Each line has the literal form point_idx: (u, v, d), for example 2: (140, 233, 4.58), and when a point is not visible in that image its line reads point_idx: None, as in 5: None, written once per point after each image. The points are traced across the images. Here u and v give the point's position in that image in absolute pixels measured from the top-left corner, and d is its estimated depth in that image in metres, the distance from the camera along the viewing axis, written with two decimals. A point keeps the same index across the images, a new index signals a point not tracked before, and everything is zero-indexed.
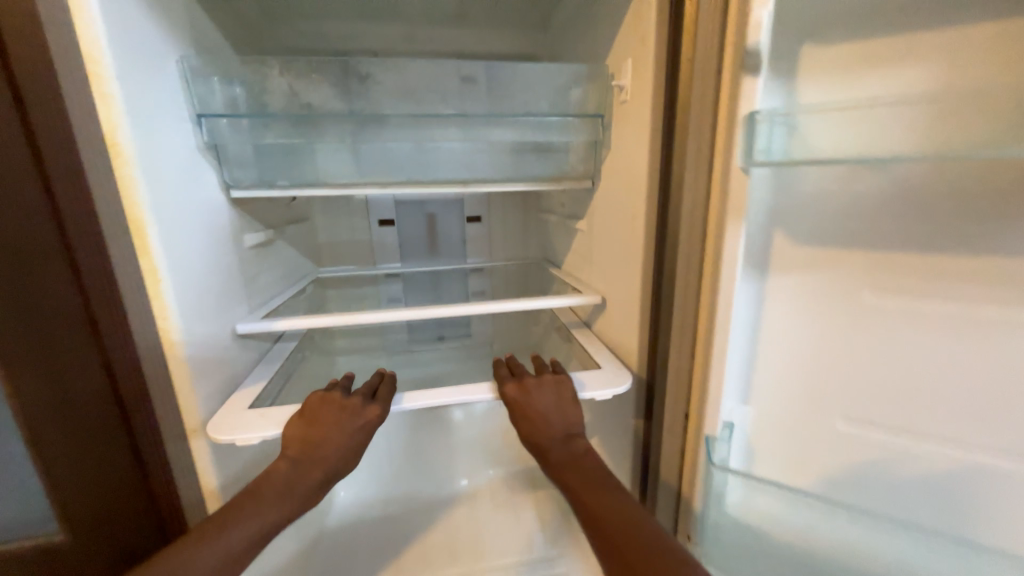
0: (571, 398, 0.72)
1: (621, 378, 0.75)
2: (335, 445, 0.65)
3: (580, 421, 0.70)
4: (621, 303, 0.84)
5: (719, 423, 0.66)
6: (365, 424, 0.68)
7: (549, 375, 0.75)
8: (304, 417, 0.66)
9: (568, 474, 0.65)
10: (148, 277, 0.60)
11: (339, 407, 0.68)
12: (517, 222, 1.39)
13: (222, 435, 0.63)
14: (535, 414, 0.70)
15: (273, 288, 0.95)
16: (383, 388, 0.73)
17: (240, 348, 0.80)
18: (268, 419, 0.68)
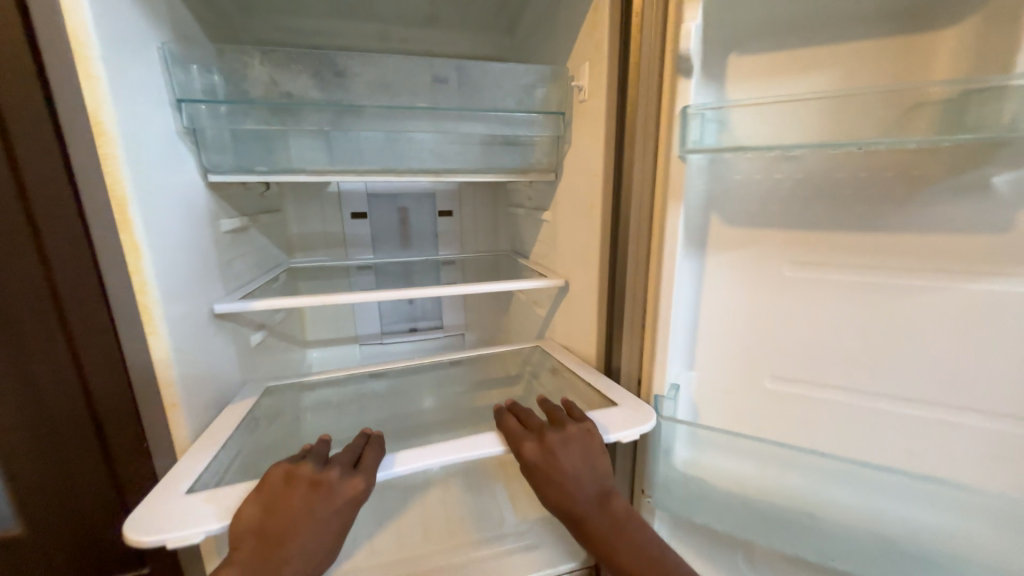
0: (600, 452, 0.68)
1: (645, 418, 0.72)
2: (302, 540, 0.59)
3: (611, 475, 0.68)
4: (581, 283, 0.92)
5: (665, 384, 0.76)
6: (346, 504, 0.63)
7: (571, 428, 0.70)
8: (260, 504, 0.60)
9: (612, 541, 0.64)
10: (129, 252, 0.63)
11: (310, 486, 0.62)
12: (487, 216, 1.45)
13: (146, 537, 0.55)
14: (564, 479, 0.65)
15: (248, 274, 0.98)
16: (367, 456, 0.69)
17: (218, 331, 0.84)
18: (211, 505, 0.60)
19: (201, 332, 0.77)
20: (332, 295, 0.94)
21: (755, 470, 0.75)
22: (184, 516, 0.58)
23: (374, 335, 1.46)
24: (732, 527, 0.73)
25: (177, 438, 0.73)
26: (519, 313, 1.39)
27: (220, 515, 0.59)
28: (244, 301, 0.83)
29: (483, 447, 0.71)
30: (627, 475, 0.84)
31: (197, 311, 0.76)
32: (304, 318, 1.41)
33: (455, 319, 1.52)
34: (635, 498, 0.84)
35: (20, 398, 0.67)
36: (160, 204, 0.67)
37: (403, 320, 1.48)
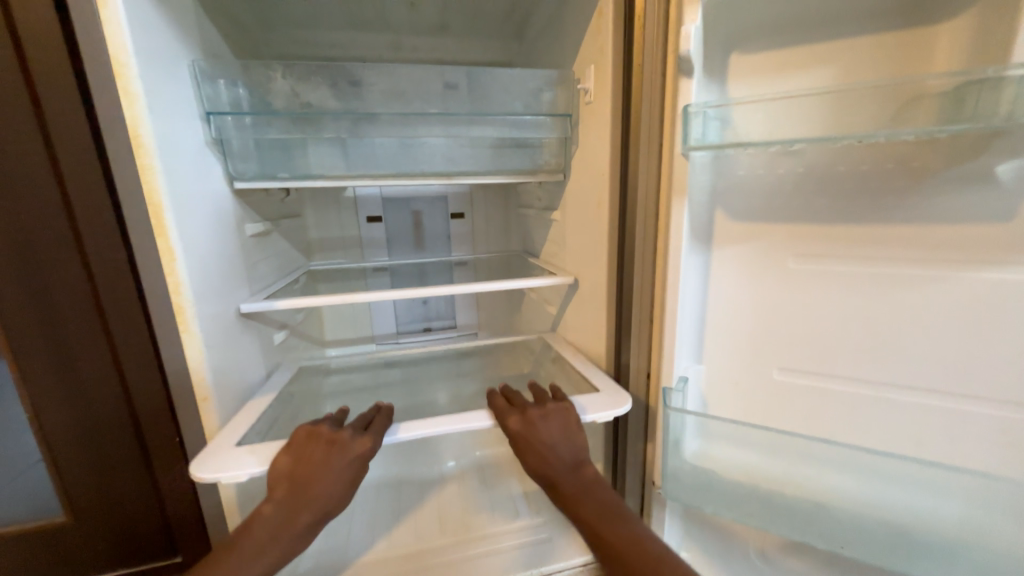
0: (575, 425, 0.76)
1: (621, 402, 0.79)
2: (325, 483, 0.68)
3: (586, 447, 0.75)
4: (590, 280, 0.94)
5: (674, 376, 0.77)
6: (354, 461, 0.71)
7: (551, 405, 0.79)
8: (290, 455, 0.69)
9: (579, 501, 0.69)
10: (164, 255, 0.68)
11: (328, 443, 0.72)
12: (498, 217, 1.48)
13: (204, 475, 0.66)
14: (541, 445, 0.74)
15: (271, 276, 1.02)
16: (376, 420, 0.78)
17: (245, 330, 0.88)
18: (255, 455, 0.70)
19: (230, 331, 0.82)
20: (351, 295, 0.98)
21: (765, 462, 0.76)
22: (233, 461, 0.69)
23: (389, 334, 1.50)
24: (738, 515, 0.75)
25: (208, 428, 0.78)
26: (530, 311, 1.42)
27: (262, 461, 0.69)
28: (268, 302, 0.87)
29: (475, 421, 0.79)
30: (638, 466, 0.86)
31: (225, 311, 0.81)
32: (323, 318, 1.45)
33: (468, 318, 1.55)
34: (646, 489, 0.85)
35: (68, 393, 0.72)
36: (193, 210, 0.72)
37: (418, 320, 1.52)
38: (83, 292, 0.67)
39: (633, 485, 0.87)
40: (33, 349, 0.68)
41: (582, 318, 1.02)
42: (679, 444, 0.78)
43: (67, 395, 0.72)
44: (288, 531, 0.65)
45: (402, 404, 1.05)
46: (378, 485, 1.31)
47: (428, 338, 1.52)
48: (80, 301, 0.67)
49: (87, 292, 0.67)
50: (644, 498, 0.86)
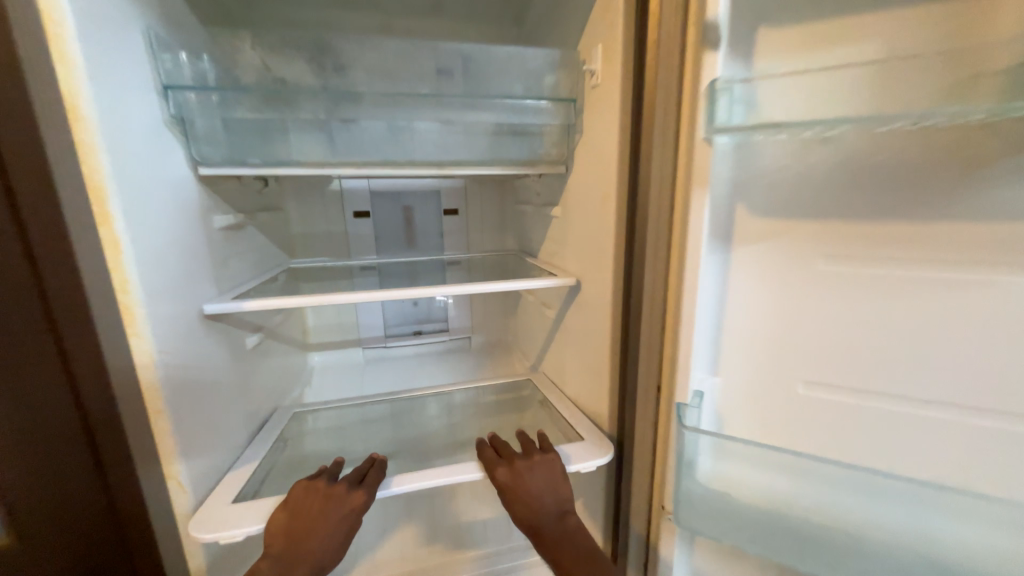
0: (560, 476, 0.80)
1: (600, 452, 0.83)
2: (321, 538, 0.71)
3: (570, 497, 0.79)
4: (594, 282, 0.86)
5: (689, 391, 0.69)
6: (350, 513, 0.75)
7: (537, 456, 0.82)
8: (288, 511, 0.73)
9: (562, 551, 0.72)
10: (109, 248, 0.58)
11: (324, 497, 0.76)
12: (493, 214, 1.40)
13: (206, 533, 0.68)
14: (528, 496, 0.77)
15: (245, 274, 0.93)
16: (371, 474, 0.82)
17: (209, 333, 0.79)
18: (254, 513, 0.73)
19: (189, 334, 0.73)
20: (329, 295, 0.88)
21: (787, 488, 0.69)
22: (235, 518, 0.71)
23: (377, 338, 1.41)
24: (762, 550, 0.67)
25: (162, 448, 0.68)
26: (526, 315, 1.34)
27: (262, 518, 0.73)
28: (236, 302, 0.78)
29: (463, 473, 0.82)
30: (645, 489, 0.77)
31: (185, 312, 0.71)
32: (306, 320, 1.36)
33: (460, 322, 1.47)
34: (655, 514, 0.77)
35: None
36: (145, 196, 0.63)
37: (408, 324, 1.44)
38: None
39: (640, 509, 0.79)
40: None
41: (583, 324, 0.93)
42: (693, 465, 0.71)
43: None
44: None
45: (392, 438, 1.08)
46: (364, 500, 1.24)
47: (418, 343, 1.43)
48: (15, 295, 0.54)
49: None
50: (652, 524, 0.78)
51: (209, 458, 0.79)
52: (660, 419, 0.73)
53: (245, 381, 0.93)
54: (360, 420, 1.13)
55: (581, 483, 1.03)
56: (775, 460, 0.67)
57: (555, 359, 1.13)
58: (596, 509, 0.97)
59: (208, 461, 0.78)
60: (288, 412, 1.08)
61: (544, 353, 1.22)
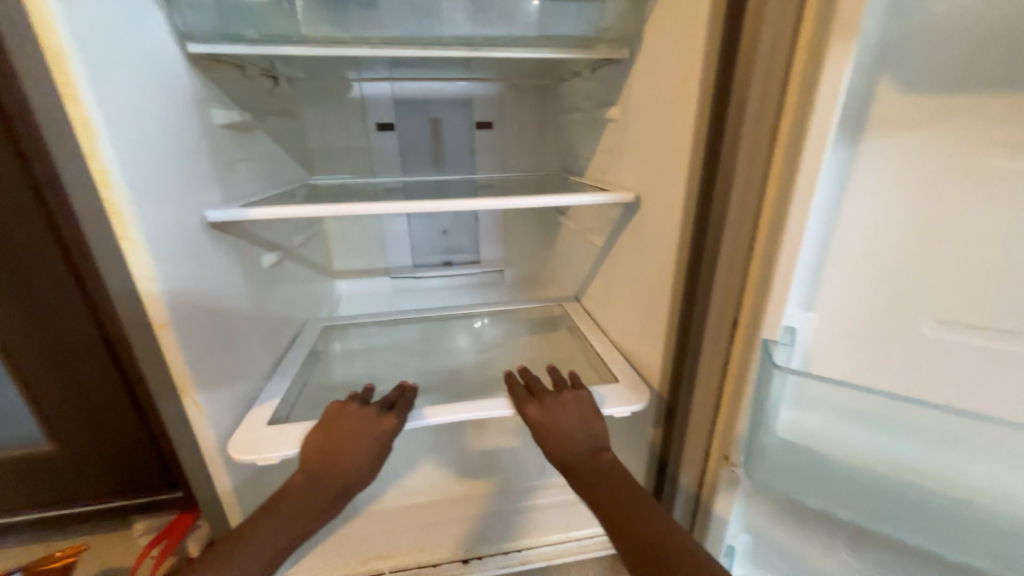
0: (593, 413, 0.72)
1: (638, 397, 0.76)
2: (351, 459, 0.67)
3: (606, 434, 0.70)
4: (660, 196, 0.70)
5: (781, 327, 0.55)
6: (379, 437, 0.69)
7: (568, 392, 0.74)
8: (321, 430, 0.68)
9: (597, 490, 0.65)
10: (80, 129, 0.48)
11: (355, 419, 0.69)
12: (532, 128, 1.22)
13: (244, 456, 0.66)
14: (559, 433, 0.69)
15: (256, 184, 0.83)
16: (401, 402, 0.74)
17: (218, 245, 0.70)
18: (285, 434, 0.70)
19: (193, 245, 0.64)
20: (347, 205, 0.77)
21: (905, 451, 0.56)
22: (268, 442, 0.69)
23: (405, 268, 1.33)
24: (856, 516, 0.56)
25: (172, 364, 0.62)
26: (567, 245, 1.21)
27: (294, 442, 0.69)
28: (242, 209, 0.69)
29: (492, 409, 0.76)
30: (704, 436, 0.67)
31: (183, 219, 0.62)
32: (330, 246, 1.28)
33: (493, 252, 1.35)
34: (713, 464, 0.67)
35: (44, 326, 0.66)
36: (120, 71, 0.52)
37: (437, 254, 1.33)
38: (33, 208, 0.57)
39: (694, 457, 0.70)
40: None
41: (637, 249, 0.80)
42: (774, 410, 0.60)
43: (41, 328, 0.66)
44: (320, 503, 0.65)
45: (417, 372, 1.01)
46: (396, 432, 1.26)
47: (447, 274, 1.34)
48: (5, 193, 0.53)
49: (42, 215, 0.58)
50: (708, 474, 0.69)
51: (229, 382, 0.73)
52: (734, 359, 0.61)
53: (263, 302, 0.86)
54: (387, 346, 1.08)
55: (622, 425, 0.94)
56: (880, 410, 0.55)
57: (599, 292, 1.01)
58: (637, 452, 0.89)
59: (230, 381, 0.73)
60: (314, 331, 1.04)
61: (585, 285, 1.10)
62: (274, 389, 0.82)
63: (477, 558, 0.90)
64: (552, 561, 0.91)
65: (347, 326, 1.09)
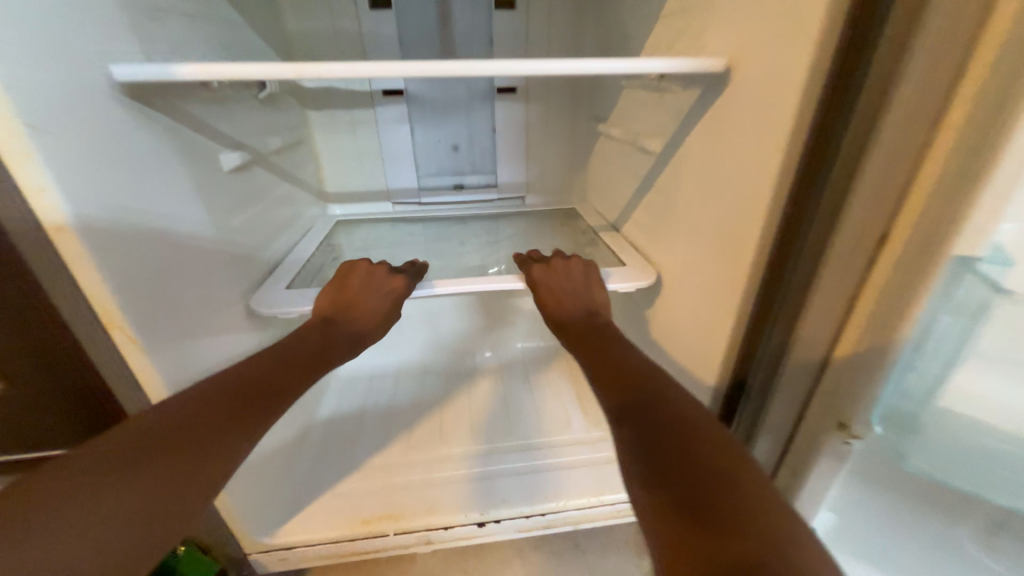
0: (595, 279, 0.70)
1: (644, 274, 0.75)
2: (368, 306, 0.66)
3: (606, 301, 0.67)
4: (769, 54, 0.48)
5: (987, 242, 0.35)
6: (393, 290, 0.69)
7: (574, 261, 0.73)
8: (334, 286, 0.68)
9: (584, 335, 0.59)
10: None
11: (368, 274, 0.70)
12: (567, 8, 0.96)
13: (264, 309, 0.69)
14: (557, 288, 0.68)
15: (199, 54, 0.62)
16: (409, 270, 0.74)
17: (143, 126, 0.51)
18: (303, 295, 0.72)
19: (97, 119, 0.45)
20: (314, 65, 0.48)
21: None
22: (287, 299, 0.71)
23: (410, 191, 1.13)
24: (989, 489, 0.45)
25: (88, 287, 0.45)
26: (606, 162, 0.99)
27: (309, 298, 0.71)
28: (164, 65, 0.47)
29: (501, 283, 0.76)
30: (803, 395, 0.51)
31: (76, 78, 0.43)
32: (320, 162, 1.08)
33: (511, 175, 1.14)
34: (808, 428, 0.51)
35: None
36: None
37: (446, 175, 1.12)
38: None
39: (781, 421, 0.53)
40: None
41: (715, 145, 0.59)
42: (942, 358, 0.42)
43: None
44: (344, 341, 0.61)
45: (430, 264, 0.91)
46: (401, 374, 1.13)
47: (459, 199, 1.13)
48: None
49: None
50: (798, 440, 0.53)
51: (184, 317, 0.57)
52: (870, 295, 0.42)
53: (228, 215, 0.67)
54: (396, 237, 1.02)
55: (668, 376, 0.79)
56: None
57: (649, 214, 0.81)
58: None
59: (182, 311, 0.56)
60: (302, 257, 0.86)
61: (629, 209, 0.90)
62: (260, 299, 0.71)
63: (494, 522, 0.79)
64: (578, 525, 0.83)
65: (357, 226, 1.06)
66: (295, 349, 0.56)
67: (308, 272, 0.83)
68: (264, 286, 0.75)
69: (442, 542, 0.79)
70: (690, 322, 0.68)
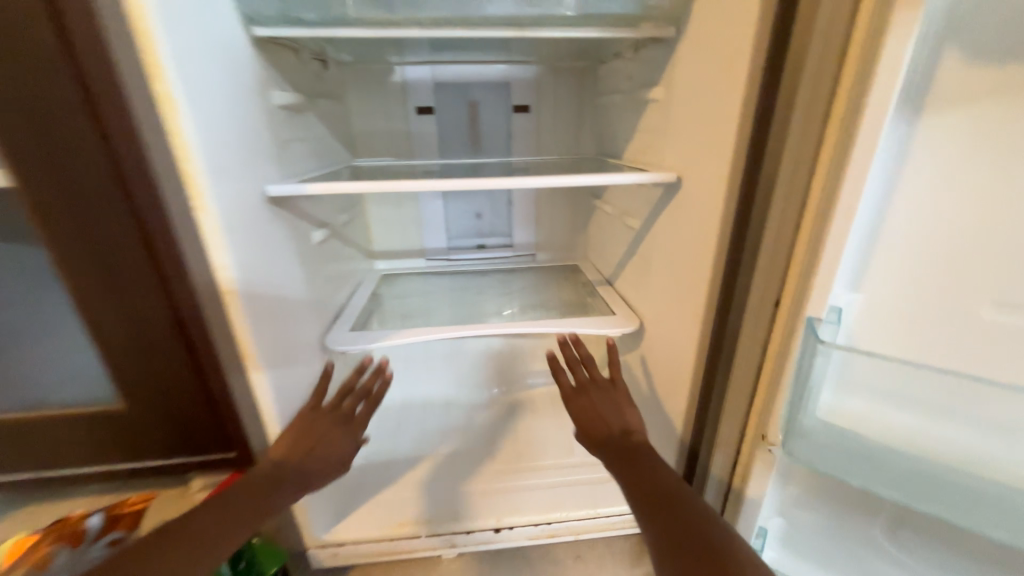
0: (625, 403, 0.77)
1: (628, 321, 0.95)
2: (324, 451, 0.73)
3: (639, 423, 0.74)
4: (702, 175, 0.70)
5: (827, 306, 0.55)
6: (348, 437, 0.77)
7: (606, 382, 0.80)
8: (296, 426, 0.74)
9: (623, 463, 0.68)
10: (162, 102, 0.54)
11: (332, 415, 0.77)
12: (568, 111, 1.22)
13: (337, 346, 0.90)
14: (594, 414, 0.76)
15: (307, 163, 0.88)
16: (366, 409, 0.81)
17: (276, 218, 0.75)
18: (365, 336, 0.95)
19: (256, 218, 0.69)
20: (394, 183, 0.81)
21: (956, 434, 0.55)
22: (355, 338, 0.94)
23: (441, 250, 1.36)
24: (905, 497, 0.54)
25: (238, 328, 0.68)
26: (602, 229, 1.22)
27: (368, 338, 0.94)
28: (298, 185, 0.73)
29: (515, 327, 0.96)
30: (739, 416, 0.68)
31: (250, 193, 0.67)
32: (370, 228, 1.34)
33: (525, 237, 1.37)
34: (747, 442, 0.68)
35: (87, 275, 0.58)
36: (199, 53, 0.57)
37: (471, 237, 1.36)
38: (98, 157, 0.52)
39: (728, 436, 0.71)
40: (69, 250, 0.56)
41: (673, 230, 0.81)
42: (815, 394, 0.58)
43: (76, 278, 0.57)
44: (286, 486, 0.67)
45: (459, 310, 1.13)
46: (428, 406, 1.31)
47: (481, 257, 1.36)
48: (96, 184, 0.53)
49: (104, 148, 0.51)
50: (741, 452, 0.70)
51: (286, 349, 0.79)
52: (773, 342, 0.61)
53: (316, 275, 0.91)
54: (430, 289, 1.25)
55: (652, 406, 0.96)
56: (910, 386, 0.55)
57: (633, 274, 1.02)
58: (665, 433, 0.91)
59: (284, 344, 0.78)
60: (360, 304, 1.09)
61: (619, 268, 1.11)
62: (334, 338, 0.93)
63: (508, 527, 0.94)
64: (580, 535, 0.97)
65: (398, 279, 1.29)
66: (244, 501, 0.62)
67: (363, 318, 1.05)
68: (334, 327, 0.97)
69: (465, 545, 0.95)
70: (665, 361, 0.87)
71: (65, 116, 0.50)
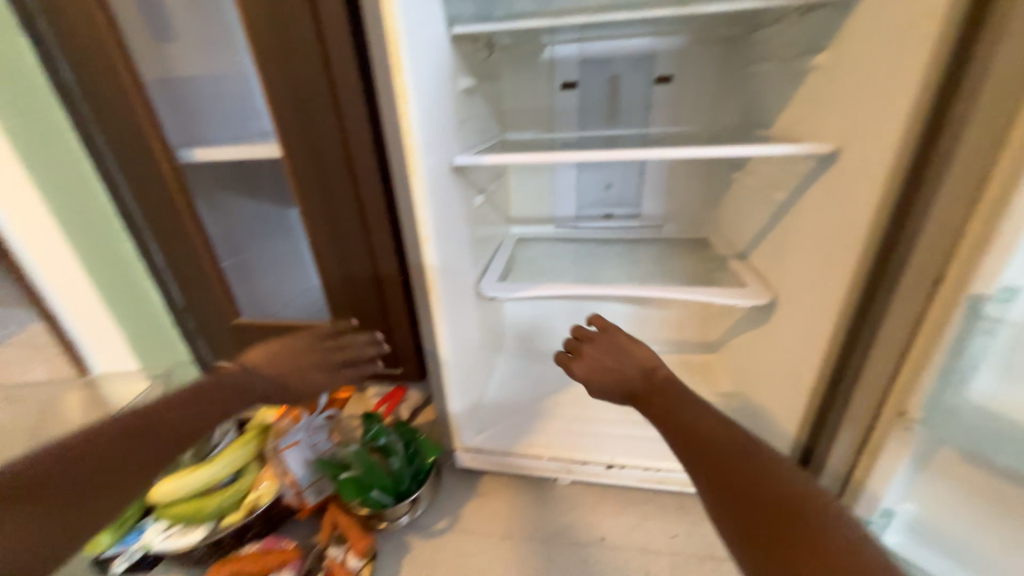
0: (626, 345, 0.83)
1: (759, 294, 0.96)
2: (293, 378, 0.82)
3: (647, 357, 0.81)
4: (863, 146, 0.69)
5: (997, 283, 0.54)
6: (320, 380, 0.83)
7: (599, 335, 0.86)
8: (289, 344, 0.84)
9: (657, 411, 0.73)
10: (400, 96, 0.72)
11: (320, 353, 0.85)
12: (712, 80, 1.20)
13: (488, 292, 1.08)
14: (608, 371, 0.81)
15: (474, 137, 1.05)
16: (351, 370, 0.87)
17: (454, 184, 0.93)
18: (508, 287, 1.11)
19: (444, 183, 0.87)
20: (550, 155, 0.92)
21: None
22: (502, 287, 1.11)
23: (569, 217, 1.47)
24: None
25: (428, 270, 0.87)
26: (739, 202, 1.20)
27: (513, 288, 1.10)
28: (478, 156, 0.89)
29: (638, 291, 1.04)
30: (874, 392, 0.68)
31: (441, 163, 0.85)
32: (509, 195, 1.50)
33: (653, 208, 1.40)
34: (881, 418, 0.68)
35: (327, 220, 0.89)
36: (420, 54, 0.75)
37: (599, 207, 1.44)
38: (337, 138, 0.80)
39: (860, 412, 0.71)
40: (318, 200, 0.87)
41: (824, 202, 0.80)
42: (964, 370, 0.60)
43: (321, 221, 0.89)
44: (247, 391, 0.79)
45: (586, 273, 1.24)
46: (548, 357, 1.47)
47: (608, 226, 1.44)
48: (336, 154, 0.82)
49: (339, 138, 0.80)
50: (873, 427, 0.70)
51: (455, 289, 0.98)
52: (928, 320, 0.60)
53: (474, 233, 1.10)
54: (559, 252, 1.38)
55: (774, 381, 0.97)
56: None
57: (770, 249, 1.01)
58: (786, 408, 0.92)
59: (454, 287, 0.98)
60: (501, 261, 1.27)
61: (755, 242, 1.10)
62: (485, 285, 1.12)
63: (618, 466, 1.06)
64: (685, 487, 1.05)
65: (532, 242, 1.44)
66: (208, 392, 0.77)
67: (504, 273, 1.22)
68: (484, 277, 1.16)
69: (580, 473, 1.09)
70: (797, 335, 0.87)
71: (321, 109, 0.78)
